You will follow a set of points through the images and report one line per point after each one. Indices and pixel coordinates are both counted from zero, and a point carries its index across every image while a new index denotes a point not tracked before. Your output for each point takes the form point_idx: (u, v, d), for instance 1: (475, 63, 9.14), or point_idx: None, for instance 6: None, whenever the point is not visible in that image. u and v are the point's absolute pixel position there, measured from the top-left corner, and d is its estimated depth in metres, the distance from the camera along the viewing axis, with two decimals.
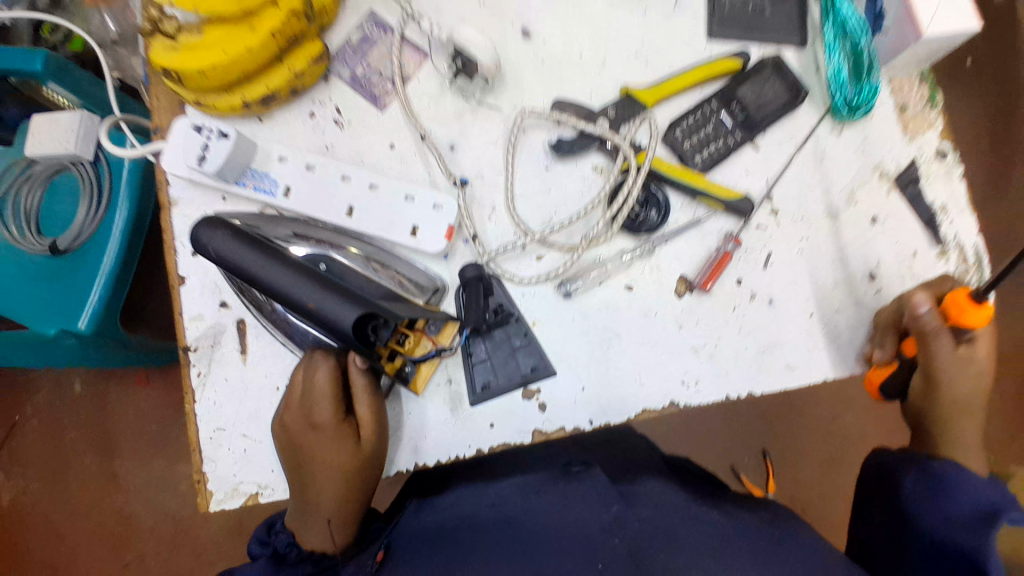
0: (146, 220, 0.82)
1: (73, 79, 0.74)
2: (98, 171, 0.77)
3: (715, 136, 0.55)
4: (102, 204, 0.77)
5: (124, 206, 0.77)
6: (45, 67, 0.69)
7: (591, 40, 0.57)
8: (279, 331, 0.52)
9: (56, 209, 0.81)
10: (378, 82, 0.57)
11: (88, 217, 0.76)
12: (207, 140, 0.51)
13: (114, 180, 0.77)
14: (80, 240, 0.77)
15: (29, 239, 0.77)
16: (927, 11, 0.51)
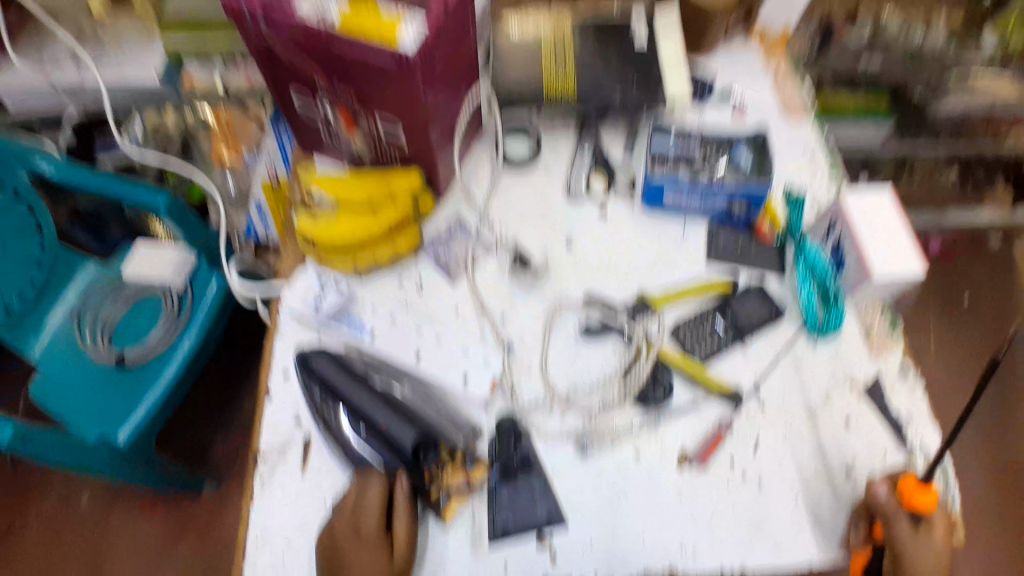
0: (203, 349, 1.10)
1: (183, 214, 0.96)
2: (179, 300, 1.09)
3: (711, 335, 0.69)
4: (175, 328, 1.06)
5: (191, 335, 1.06)
6: (165, 203, 0.91)
7: (617, 252, 0.75)
8: (336, 446, 0.61)
9: (129, 322, 1.09)
10: (453, 265, 0.74)
11: (161, 337, 1.06)
12: (324, 289, 0.72)
13: (191, 312, 1.08)
14: (146, 358, 1.05)
15: (102, 349, 1.04)
16: (878, 263, 0.67)
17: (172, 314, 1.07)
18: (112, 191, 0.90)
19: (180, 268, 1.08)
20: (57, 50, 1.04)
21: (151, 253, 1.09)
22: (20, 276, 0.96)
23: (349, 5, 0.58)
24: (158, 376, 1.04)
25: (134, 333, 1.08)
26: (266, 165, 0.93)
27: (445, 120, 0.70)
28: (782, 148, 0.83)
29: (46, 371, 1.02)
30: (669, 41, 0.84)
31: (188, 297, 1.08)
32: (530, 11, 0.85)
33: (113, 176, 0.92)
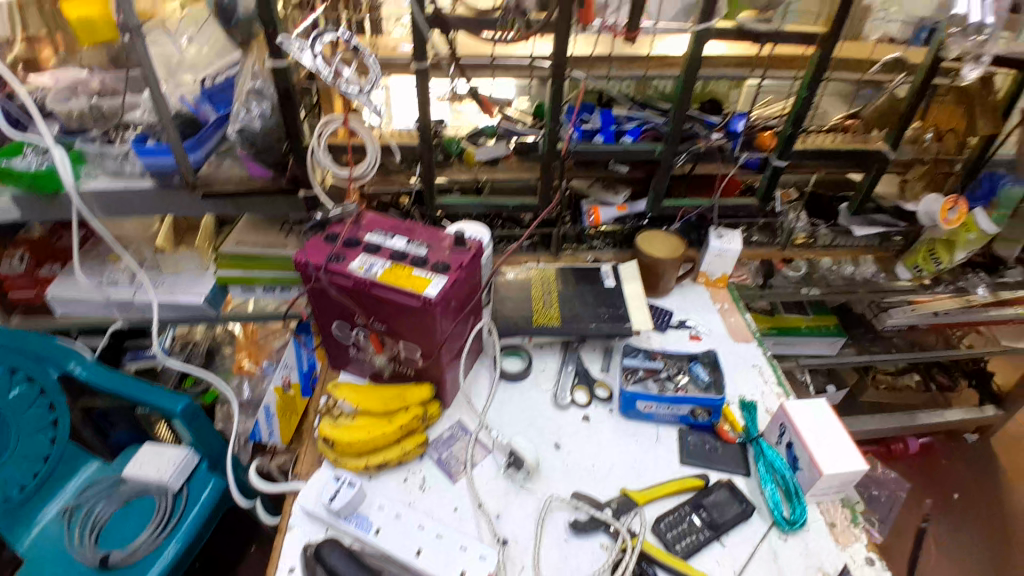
0: (189, 553, 1.07)
1: (195, 419, 1.05)
2: (174, 502, 1.07)
3: (689, 531, 0.76)
4: (163, 533, 1.03)
5: (177, 541, 1.03)
6: (182, 408, 1.01)
7: (599, 454, 0.86)
8: None
9: (119, 523, 1.08)
10: (454, 463, 0.84)
11: (146, 542, 1.02)
12: (339, 486, 0.75)
13: (183, 514, 1.06)
14: (128, 560, 1.00)
15: (87, 551, 1.01)
16: (824, 462, 0.77)
17: (161, 519, 1.04)
18: (132, 395, 1.01)
19: (185, 464, 1.08)
20: (118, 274, 1.24)
21: (155, 453, 1.09)
22: (22, 471, 1.00)
23: (390, 268, 0.79)
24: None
25: (121, 535, 1.07)
26: (281, 377, 1.33)
27: (454, 345, 0.87)
28: (734, 365, 1.00)
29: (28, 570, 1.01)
30: (632, 284, 1.06)
31: (183, 499, 1.07)
32: (523, 266, 1.12)
33: (142, 382, 1.04)
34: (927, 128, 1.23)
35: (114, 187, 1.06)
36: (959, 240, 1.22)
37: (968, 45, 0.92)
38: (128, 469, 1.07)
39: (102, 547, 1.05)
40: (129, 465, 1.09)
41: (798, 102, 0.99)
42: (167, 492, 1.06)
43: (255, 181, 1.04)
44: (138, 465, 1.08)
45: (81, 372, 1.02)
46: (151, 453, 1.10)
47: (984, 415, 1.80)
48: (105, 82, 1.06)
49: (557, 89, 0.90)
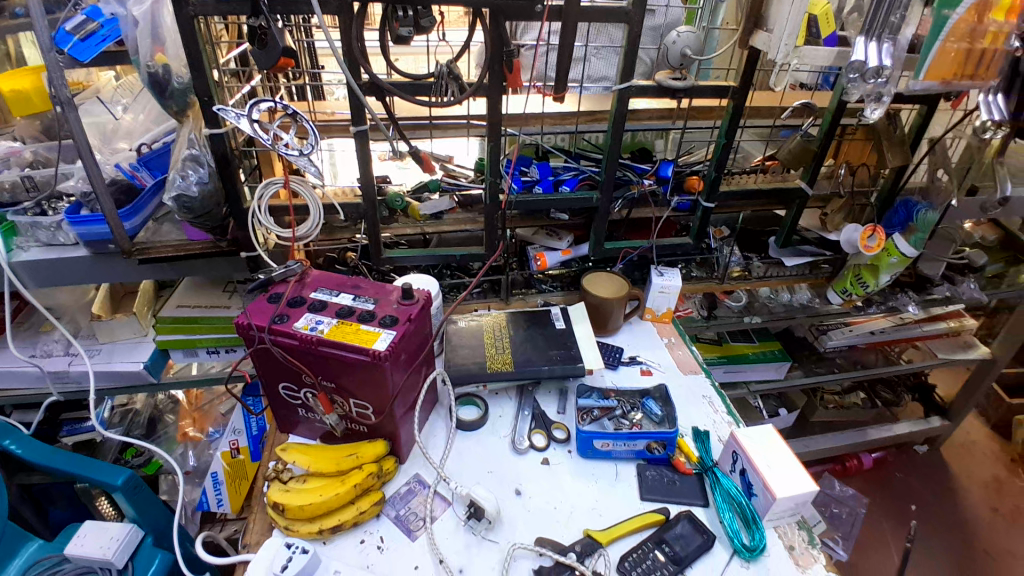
0: None
1: (135, 491, 1.04)
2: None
3: (654, 567, 0.76)
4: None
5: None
6: (122, 479, 1.01)
7: (560, 496, 0.86)
8: None
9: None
10: (414, 520, 0.82)
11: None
12: (292, 554, 0.73)
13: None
14: None
15: None
16: (777, 485, 0.79)
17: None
18: (70, 471, 1.00)
19: (130, 536, 1.00)
20: (52, 345, 1.19)
21: (97, 531, 0.98)
22: None
23: (336, 324, 0.79)
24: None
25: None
26: (228, 442, 1.37)
27: (407, 398, 0.87)
28: (684, 398, 1.03)
29: None
30: (581, 325, 1.09)
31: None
32: (473, 313, 1.14)
33: (82, 458, 1.03)
34: (840, 164, 1.33)
35: (45, 256, 1.03)
36: (882, 265, 1.28)
37: (866, 90, 0.98)
38: (65, 551, 0.96)
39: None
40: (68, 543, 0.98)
41: (717, 149, 1.08)
42: (111, 567, 0.97)
43: (194, 244, 1.04)
44: (76, 545, 0.97)
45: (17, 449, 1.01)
46: (92, 529, 0.99)
47: (931, 426, 1.89)
48: (37, 153, 1.11)
49: (495, 144, 0.95)
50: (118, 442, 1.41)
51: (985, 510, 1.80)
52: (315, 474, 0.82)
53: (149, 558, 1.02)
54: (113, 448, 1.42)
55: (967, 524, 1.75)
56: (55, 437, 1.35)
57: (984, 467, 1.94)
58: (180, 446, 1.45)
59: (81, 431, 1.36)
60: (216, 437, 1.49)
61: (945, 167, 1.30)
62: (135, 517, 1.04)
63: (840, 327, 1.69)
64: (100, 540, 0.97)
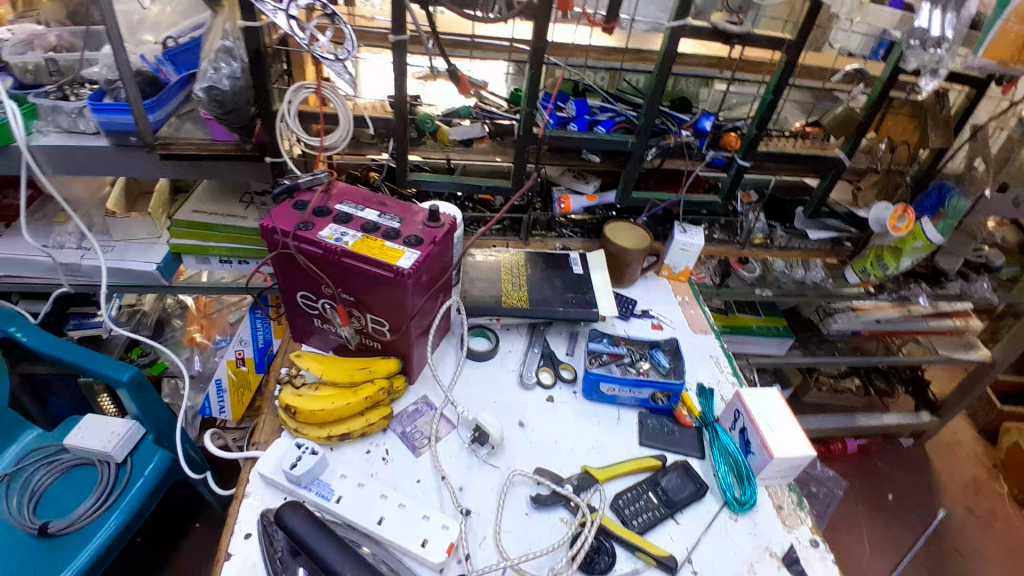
0: (127, 532, 1.01)
1: (140, 391, 1.02)
2: (117, 474, 1.03)
3: (646, 508, 0.79)
4: (105, 505, 0.99)
5: (118, 515, 0.99)
6: (127, 377, 1.00)
7: (562, 432, 0.87)
8: None
9: (61, 492, 1.04)
10: (419, 438, 0.84)
11: (88, 512, 0.98)
12: (301, 454, 0.74)
13: (125, 487, 1.02)
14: (68, 528, 0.96)
15: (25, 519, 0.97)
16: (776, 445, 0.80)
17: (104, 490, 1.00)
18: (77, 363, 1.00)
19: (130, 434, 1.04)
20: (65, 237, 1.18)
21: (98, 424, 1.04)
22: None
23: (361, 238, 0.78)
24: (73, 558, 0.95)
25: (59, 506, 1.02)
26: (233, 351, 1.39)
27: (423, 320, 0.87)
28: (691, 355, 1.03)
29: None
30: (600, 271, 1.09)
31: (127, 471, 1.03)
32: (492, 249, 1.13)
33: (90, 351, 1.02)
34: (881, 139, 1.27)
35: (65, 143, 1.01)
36: (906, 249, 1.26)
37: (925, 60, 0.93)
38: (67, 439, 1.01)
39: (39, 516, 1.00)
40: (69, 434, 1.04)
41: (762, 105, 1.04)
42: (110, 462, 1.02)
43: (217, 145, 1.01)
44: (77, 435, 1.03)
45: (21, 337, 1.01)
46: (93, 423, 1.05)
47: (920, 421, 1.91)
48: (62, 38, 1.07)
49: (536, 74, 0.92)
50: (123, 340, 1.43)
51: (961, 509, 1.84)
52: (327, 383, 0.84)
53: (148, 455, 1.06)
54: (119, 346, 1.43)
55: (940, 517, 1.80)
56: (62, 329, 1.35)
57: (965, 468, 1.98)
58: (186, 351, 1.47)
59: (88, 327, 1.34)
60: (222, 346, 1.50)
61: (984, 156, 1.21)
62: (137, 417, 1.06)
63: (846, 309, 1.68)
64: (100, 436, 1.02)
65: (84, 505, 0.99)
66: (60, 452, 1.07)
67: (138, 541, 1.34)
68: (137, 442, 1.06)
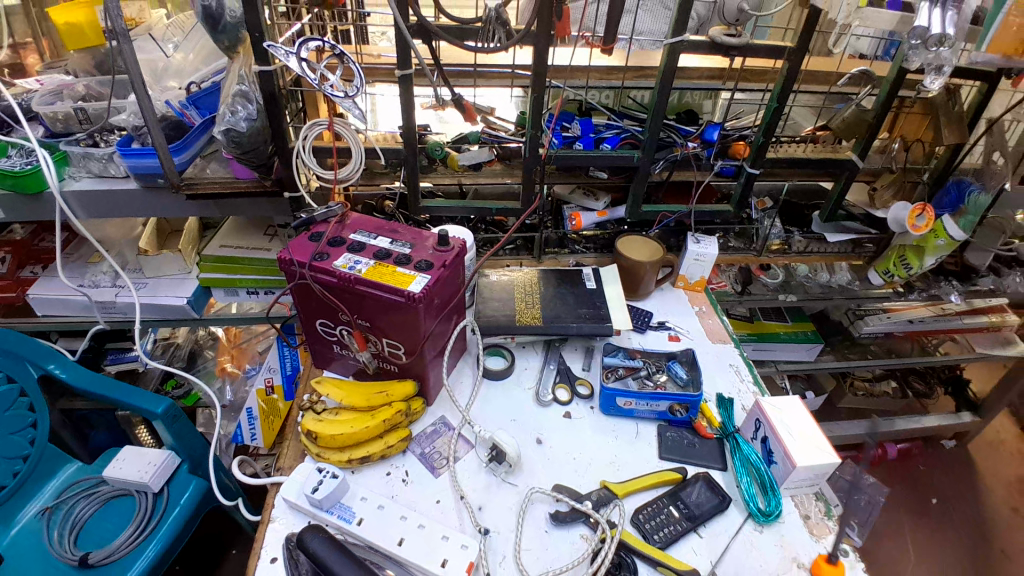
0: (164, 561, 1.05)
1: (175, 423, 1.06)
2: (154, 503, 1.07)
3: (667, 522, 0.78)
4: (142, 535, 1.02)
5: (155, 543, 1.03)
6: (163, 409, 1.03)
7: (580, 448, 0.88)
8: None
9: (100, 522, 1.08)
10: (438, 458, 0.85)
11: (126, 542, 1.01)
12: (322, 478, 0.76)
13: (162, 516, 1.06)
14: (108, 558, 1.00)
15: (67, 550, 1.01)
16: (798, 454, 0.78)
17: (142, 518, 1.04)
18: (115, 397, 1.04)
19: (166, 465, 1.08)
20: (100, 276, 1.24)
21: (136, 455, 1.08)
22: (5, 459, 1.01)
23: (374, 265, 0.81)
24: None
25: (100, 537, 1.06)
26: (263, 379, 1.43)
27: (437, 342, 0.89)
28: (710, 365, 1.03)
29: (5, 562, 1.01)
30: (612, 286, 1.09)
31: (163, 501, 1.07)
32: (505, 268, 1.15)
33: (128, 385, 1.07)
34: (895, 139, 1.28)
35: (98, 187, 1.07)
36: (929, 247, 1.24)
37: (928, 59, 0.93)
38: (107, 471, 1.05)
39: (80, 547, 1.04)
40: (109, 466, 1.08)
41: (767, 113, 1.04)
42: (147, 492, 1.06)
43: (240, 182, 1.05)
44: (117, 467, 1.06)
45: (62, 374, 1.06)
46: (132, 454, 1.09)
47: (961, 421, 1.83)
48: (90, 87, 1.14)
49: (538, 96, 0.94)
50: (158, 373, 1.48)
51: (1006, 510, 1.74)
52: (347, 407, 0.86)
53: (183, 485, 1.10)
54: (154, 378, 1.49)
55: (991, 522, 1.71)
56: (100, 363, 1.42)
57: (1008, 467, 1.89)
58: (218, 380, 1.52)
59: (125, 360, 1.41)
60: (252, 374, 1.55)
61: (1002, 149, 1.20)
62: (173, 447, 1.09)
63: (877, 311, 1.62)
64: (138, 467, 1.06)
65: (123, 535, 1.02)
66: (99, 484, 1.11)
67: (178, 568, 1.39)
68: (173, 473, 1.10)
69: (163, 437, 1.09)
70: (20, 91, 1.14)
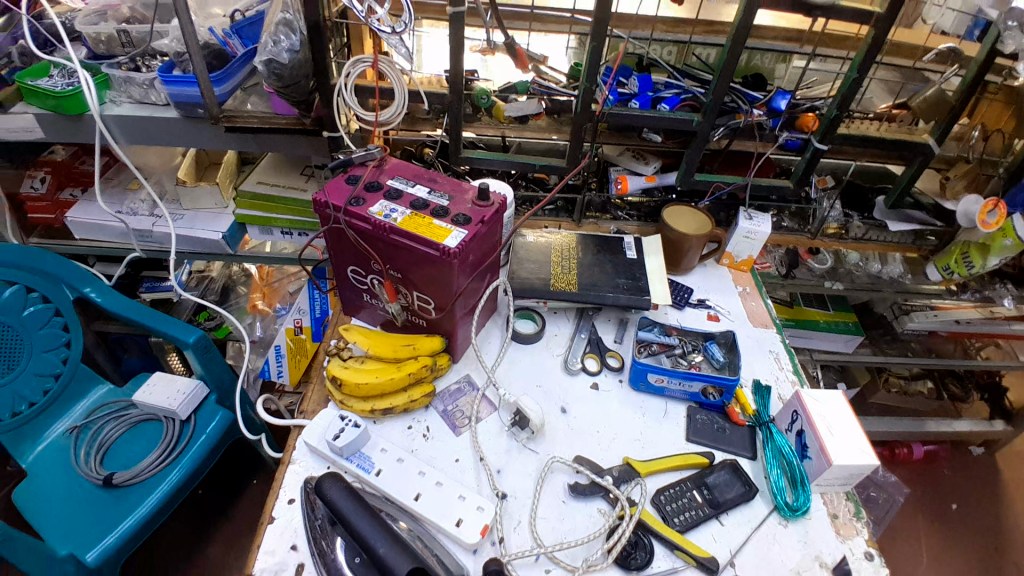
0: (186, 487, 1.08)
1: (204, 354, 1.07)
2: (181, 430, 1.10)
3: (689, 506, 0.75)
4: (167, 460, 1.05)
5: (180, 468, 1.06)
6: (194, 340, 1.04)
7: (606, 421, 0.85)
8: (323, 567, 0.66)
9: (128, 444, 1.12)
10: (460, 417, 0.84)
11: (151, 466, 1.05)
12: (344, 426, 0.76)
13: (187, 444, 1.09)
14: (133, 479, 1.03)
15: (94, 468, 1.04)
16: (835, 451, 0.74)
17: (168, 444, 1.06)
18: (148, 324, 1.05)
19: (193, 395, 1.10)
20: (138, 204, 1.24)
21: (166, 382, 1.10)
22: (38, 374, 1.04)
23: (410, 215, 0.78)
24: (135, 508, 1.02)
25: (126, 457, 1.10)
26: (293, 320, 1.44)
27: (468, 300, 0.87)
28: (750, 348, 0.98)
29: (39, 472, 1.06)
30: (654, 258, 1.04)
31: (189, 429, 1.10)
32: (542, 230, 1.11)
33: (161, 313, 1.07)
34: (976, 125, 1.16)
35: (138, 113, 1.05)
36: (994, 245, 1.12)
37: (1023, 43, 0.90)
38: (137, 396, 1.08)
39: (106, 466, 1.08)
40: (139, 391, 1.10)
41: (845, 85, 0.94)
42: (174, 419, 1.09)
43: (279, 119, 1.02)
44: (147, 392, 1.09)
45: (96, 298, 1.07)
46: (162, 381, 1.11)
47: (993, 429, 1.74)
48: (134, 10, 1.11)
49: (596, 48, 0.87)
50: (191, 305, 1.50)
51: None
52: (373, 357, 0.85)
53: (208, 415, 1.13)
54: (187, 309, 1.51)
55: (1003, 534, 1.65)
56: (137, 290, 1.44)
57: None
58: (249, 317, 1.54)
59: (160, 289, 1.43)
60: (281, 313, 1.55)
61: None
62: (201, 377, 1.11)
63: (924, 308, 1.52)
64: (167, 395, 1.08)
65: (149, 458, 1.05)
66: (128, 408, 1.14)
67: (201, 492, 1.44)
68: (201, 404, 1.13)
69: (193, 368, 1.10)
70: (69, 12, 1.11)
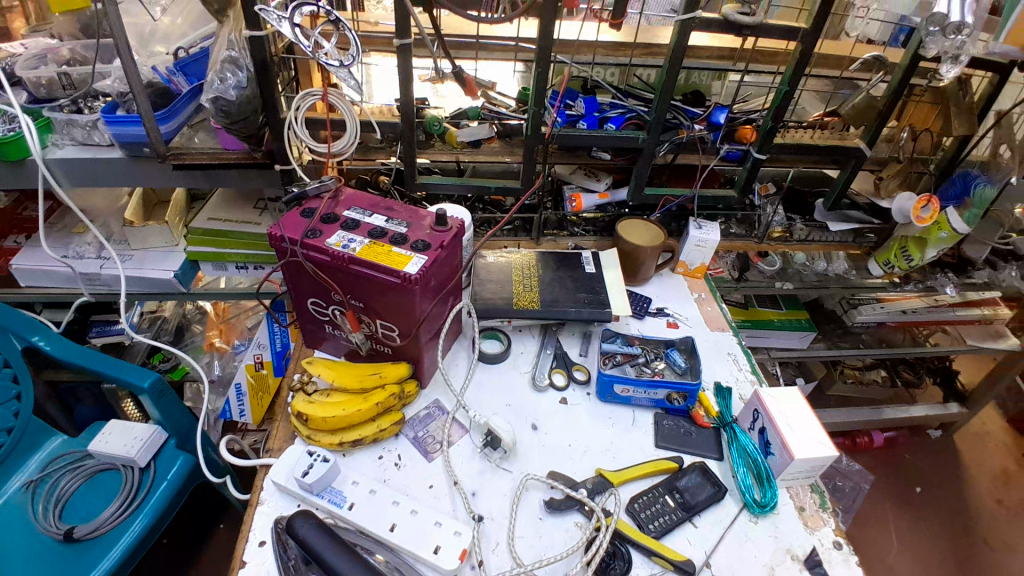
0: (150, 537, 1.03)
1: (159, 397, 1.03)
2: (140, 478, 1.04)
3: (662, 512, 0.77)
4: (128, 510, 1.00)
5: (143, 518, 1.01)
6: (149, 384, 1.00)
7: (576, 434, 0.86)
8: None
9: (85, 497, 1.06)
10: (431, 443, 0.83)
11: (112, 517, 0.99)
12: (313, 462, 0.74)
13: (149, 492, 1.03)
14: (94, 533, 0.98)
15: (51, 524, 0.98)
16: (796, 446, 0.77)
17: (128, 494, 1.01)
18: (100, 371, 1.00)
19: (152, 440, 1.05)
20: (85, 247, 1.19)
21: (122, 429, 1.05)
22: None
23: (369, 244, 0.78)
24: (98, 562, 0.96)
25: (84, 510, 1.04)
26: (253, 356, 1.41)
27: (432, 325, 0.87)
28: (709, 352, 1.01)
29: None
30: (612, 270, 1.07)
31: (150, 475, 1.05)
32: (502, 249, 1.13)
33: (114, 358, 1.03)
34: (903, 127, 1.23)
35: (81, 155, 1.02)
36: (931, 238, 1.22)
37: (945, 46, 0.92)
38: (92, 445, 1.03)
39: (64, 522, 1.02)
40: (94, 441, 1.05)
41: (776, 97, 1.00)
42: (133, 467, 1.04)
43: (228, 154, 1.01)
44: (103, 440, 1.04)
45: (46, 347, 1.03)
46: (118, 429, 1.06)
47: (948, 412, 1.84)
48: (75, 51, 1.09)
49: (542, 73, 0.90)
50: (145, 348, 1.45)
51: (989, 501, 1.77)
52: (339, 389, 0.84)
53: (169, 460, 1.08)
54: (141, 353, 1.45)
55: (973, 511, 1.74)
56: (86, 337, 1.38)
57: (991, 458, 1.91)
58: (206, 356, 1.49)
59: (110, 334, 1.37)
60: (240, 351, 1.51)
61: (1010, 143, 1.18)
62: (158, 422, 1.07)
63: (871, 301, 1.61)
64: (123, 442, 1.03)
65: (109, 509, 1.00)
66: (84, 459, 1.09)
67: (165, 545, 1.37)
68: (160, 450, 1.08)
69: (149, 413, 1.06)
70: (4, 55, 1.08)
